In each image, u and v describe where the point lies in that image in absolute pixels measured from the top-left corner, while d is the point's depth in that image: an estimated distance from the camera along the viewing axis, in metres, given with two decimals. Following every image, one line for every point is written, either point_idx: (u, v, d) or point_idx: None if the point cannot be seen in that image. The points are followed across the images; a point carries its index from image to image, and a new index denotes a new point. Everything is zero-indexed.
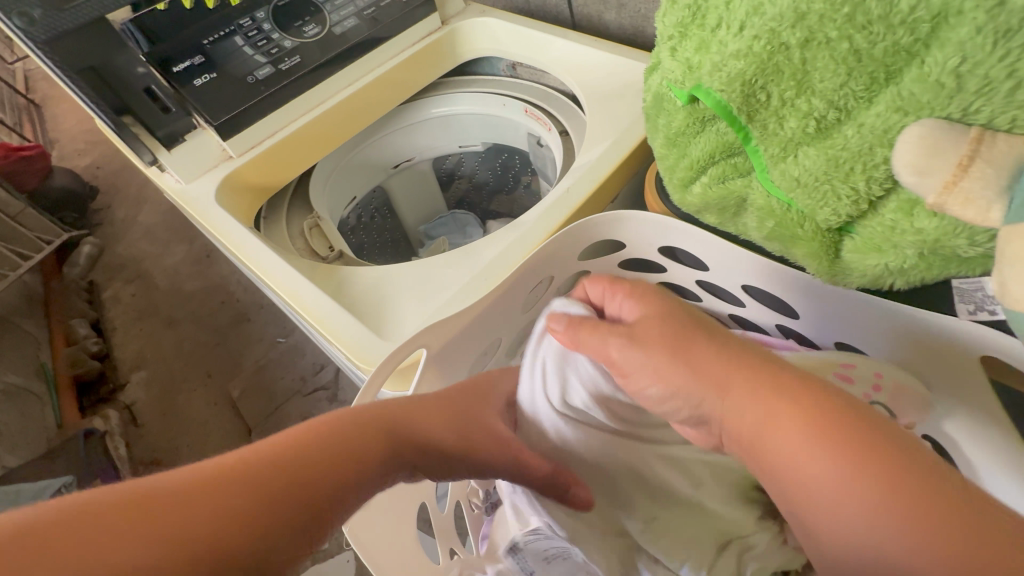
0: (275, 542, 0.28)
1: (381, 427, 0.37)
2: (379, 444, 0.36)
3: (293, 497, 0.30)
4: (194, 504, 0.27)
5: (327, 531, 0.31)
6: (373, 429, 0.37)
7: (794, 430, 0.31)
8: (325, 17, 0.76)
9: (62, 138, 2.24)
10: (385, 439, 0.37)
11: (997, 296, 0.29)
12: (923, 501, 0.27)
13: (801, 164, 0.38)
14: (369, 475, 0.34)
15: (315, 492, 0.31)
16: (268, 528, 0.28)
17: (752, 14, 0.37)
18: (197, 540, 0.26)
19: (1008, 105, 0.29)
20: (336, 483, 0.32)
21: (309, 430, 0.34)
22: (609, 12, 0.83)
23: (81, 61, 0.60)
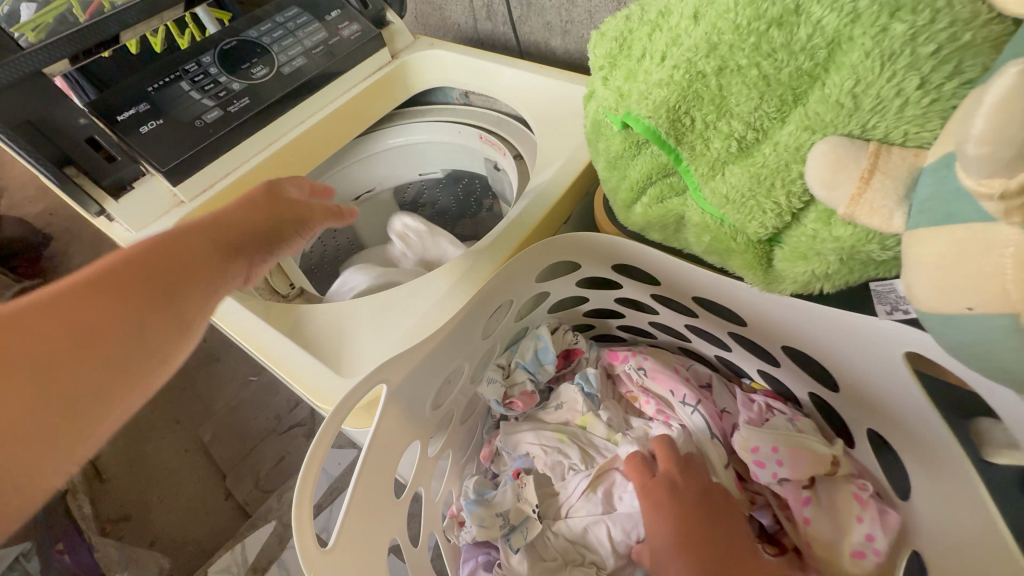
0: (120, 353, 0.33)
1: (179, 234, 0.41)
2: (142, 271, 0.36)
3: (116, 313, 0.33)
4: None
5: (170, 315, 0.35)
6: (166, 240, 0.39)
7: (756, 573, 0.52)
8: (273, 57, 0.77)
9: (12, 185, 2.16)
10: (156, 246, 0.38)
11: (906, 297, 0.31)
12: None
13: (728, 182, 0.40)
14: (175, 277, 0.37)
15: (141, 286, 0.35)
16: (79, 353, 0.31)
17: (671, 45, 0.40)
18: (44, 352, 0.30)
19: (899, 121, 0.32)
20: (128, 301, 0.34)
21: (32, 298, 0.31)
22: (555, 39, 0.86)
23: (18, 117, 0.59)
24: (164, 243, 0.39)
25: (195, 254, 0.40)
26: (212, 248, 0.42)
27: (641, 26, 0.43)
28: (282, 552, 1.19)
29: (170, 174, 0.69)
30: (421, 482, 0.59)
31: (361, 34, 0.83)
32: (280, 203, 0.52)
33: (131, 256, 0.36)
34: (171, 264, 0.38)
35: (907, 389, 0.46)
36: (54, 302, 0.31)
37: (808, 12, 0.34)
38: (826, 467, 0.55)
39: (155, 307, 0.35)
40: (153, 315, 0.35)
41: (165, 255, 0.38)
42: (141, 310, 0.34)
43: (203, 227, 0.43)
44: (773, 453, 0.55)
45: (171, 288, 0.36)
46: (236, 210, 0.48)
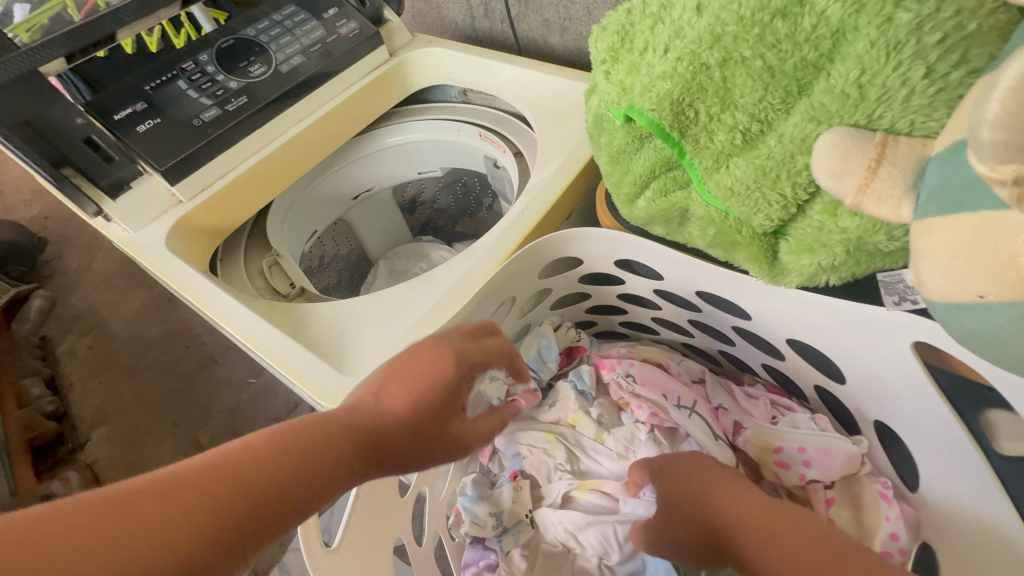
0: None
1: (354, 432, 0.35)
2: (278, 491, 0.30)
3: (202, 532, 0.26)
4: (142, 505, 0.26)
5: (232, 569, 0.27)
6: (341, 439, 0.34)
7: (732, 512, 0.44)
8: (270, 56, 0.76)
9: (6, 188, 2.15)
10: (319, 439, 0.33)
11: (914, 286, 0.31)
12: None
13: (732, 174, 0.40)
14: (280, 499, 0.30)
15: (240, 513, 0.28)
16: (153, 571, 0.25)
17: (674, 38, 0.39)
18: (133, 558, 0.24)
19: (905, 111, 0.32)
20: (240, 501, 0.28)
21: (203, 457, 0.29)
22: (554, 36, 0.86)
23: (15, 116, 0.58)
24: (329, 449, 0.33)
25: (334, 458, 0.33)
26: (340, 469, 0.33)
27: (644, 19, 0.42)
28: (284, 555, 1.18)
29: (169, 173, 0.68)
30: (425, 481, 0.59)
31: (359, 33, 0.82)
32: (459, 403, 0.44)
33: (283, 448, 0.31)
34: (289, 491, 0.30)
35: (913, 381, 0.45)
36: (190, 480, 0.28)
37: (813, 2, 0.33)
38: (855, 468, 0.56)
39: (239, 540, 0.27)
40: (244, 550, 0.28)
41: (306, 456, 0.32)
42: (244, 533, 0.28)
43: (389, 411, 0.38)
44: (784, 455, 0.59)
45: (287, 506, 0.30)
46: (437, 369, 0.42)
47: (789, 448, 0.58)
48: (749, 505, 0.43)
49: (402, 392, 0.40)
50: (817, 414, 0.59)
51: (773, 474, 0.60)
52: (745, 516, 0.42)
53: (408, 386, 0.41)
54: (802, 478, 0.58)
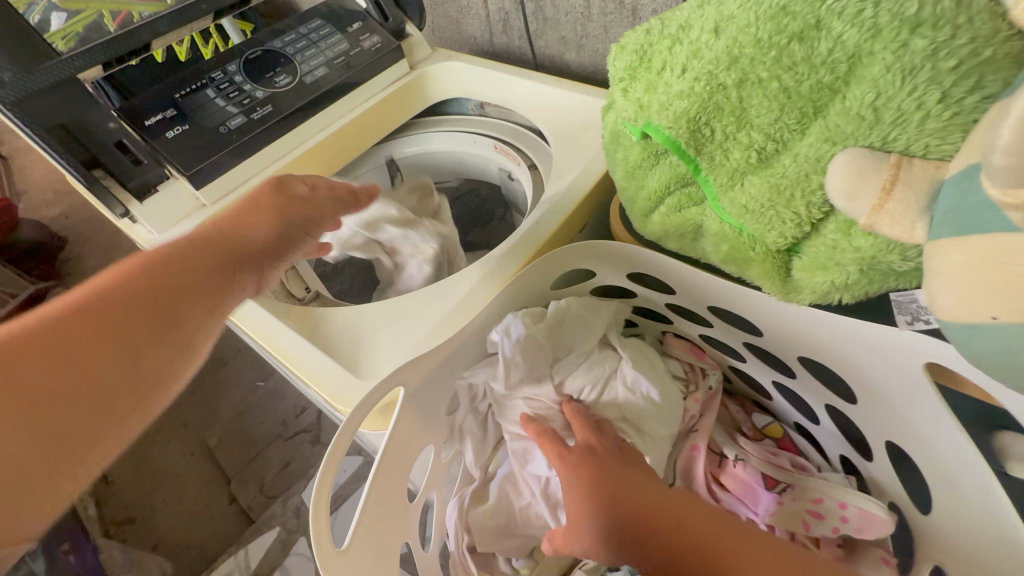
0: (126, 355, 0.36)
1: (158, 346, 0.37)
2: (129, 298, 0.37)
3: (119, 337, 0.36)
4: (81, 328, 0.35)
5: (149, 348, 0.37)
6: (158, 263, 0.41)
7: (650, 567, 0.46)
8: (296, 67, 0.79)
9: (31, 189, 2.20)
10: (159, 285, 0.40)
11: (927, 306, 0.32)
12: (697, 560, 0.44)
13: (747, 192, 0.41)
14: (154, 307, 0.38)
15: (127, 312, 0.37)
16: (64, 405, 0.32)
17: (691, 58, 0.40)
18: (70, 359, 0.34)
19: (920, 134, 0.32)
20: (137, 316, 0.37)
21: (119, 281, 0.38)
22: (570, 52, 0.88)
23: (53, 119, 0.60)
24: (161, 272, 0.40)
25: (192, 263, 0.43)
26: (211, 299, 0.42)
27: (662, 39, 0.43)
28: (285, 560, 1.18)
29: (194, 177, 0.70)
30: (433, 487, 0.60)
31: (381, 46, 0.84)
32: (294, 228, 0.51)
33: (123, 281, 0.38)
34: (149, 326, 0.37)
35: (927, 404, 0.45)
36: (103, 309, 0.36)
37: (829, 27, 0.34)
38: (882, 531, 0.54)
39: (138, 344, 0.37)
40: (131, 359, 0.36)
41: (155, 278, 0.40)
42: (130, 348, 0.36)
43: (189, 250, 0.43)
44: (822, 506, 0.57)
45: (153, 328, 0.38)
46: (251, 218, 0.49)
47: (828, 500, 0.57)
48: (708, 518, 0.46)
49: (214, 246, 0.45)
50: (850, 477, 0.61)
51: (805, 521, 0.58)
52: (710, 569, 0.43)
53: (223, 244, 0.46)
54: (835, 528, 0.57)
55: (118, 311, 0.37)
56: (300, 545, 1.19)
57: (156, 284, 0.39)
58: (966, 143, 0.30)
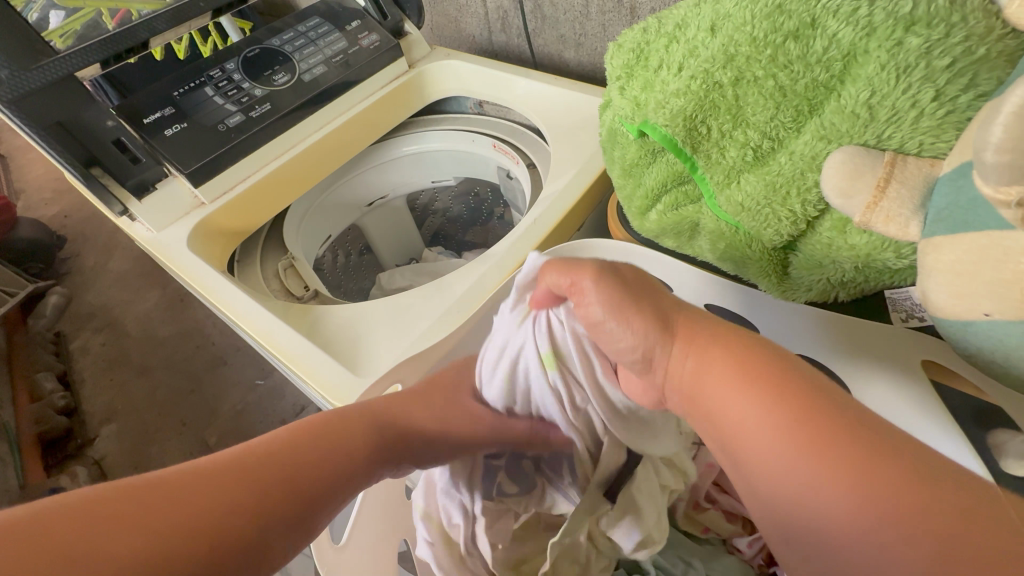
0: (230, 539, 0.35)
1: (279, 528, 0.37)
2: (285, 463, 0.39)
3: (242, 506, 0.36)
4: (207, 488, 0.36)
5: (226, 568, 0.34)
6: (314, 437, 0.42)
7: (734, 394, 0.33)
8: (294, 65, 0.79)
9: (28, 188, 2.20)
10: (297, 468, 0.40)
11: (922, 304, 0.33)
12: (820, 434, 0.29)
13: (743, 190, 0.41)
14: (271, 500, 0.37)
15: (256, 488, 0.37)
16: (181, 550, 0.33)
17: (688, 56, 0.40)
18: (189, 517, 0.34)
19: (915, 132, 0.33)
20: (268, 488, 0.38)
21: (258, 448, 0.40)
22: (569, 51, 0.88)
23: (51, 117, 0.60)
24: (313, 445, 0.41)
25: (343, 438, 0.43)
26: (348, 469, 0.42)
27: (659, 38, 0.43)
28: None
29: (192, 176, 0.70)
30: None
31: (380, 44, 0.84)
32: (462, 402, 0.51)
33: (280, 448, 0.40)
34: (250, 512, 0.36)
35: None
36: (233, 474, 0.37)
37: (824, 25, 0.35)
38: None
39: (254, 523, 0.36)
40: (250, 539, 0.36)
41: (303, 453, 0.41)
42: (250, 520, 0.36)
43: (345, 420, 0.44)
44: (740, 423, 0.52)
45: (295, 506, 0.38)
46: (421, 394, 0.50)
47: None
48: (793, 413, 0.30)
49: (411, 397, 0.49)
50: None
51: None
52: (747, 392, 0.32)
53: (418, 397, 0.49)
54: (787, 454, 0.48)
55: (249, 496, 0.37)
56: None
57: (300, 453, 0.40)
58: (959, 141, 0.31)
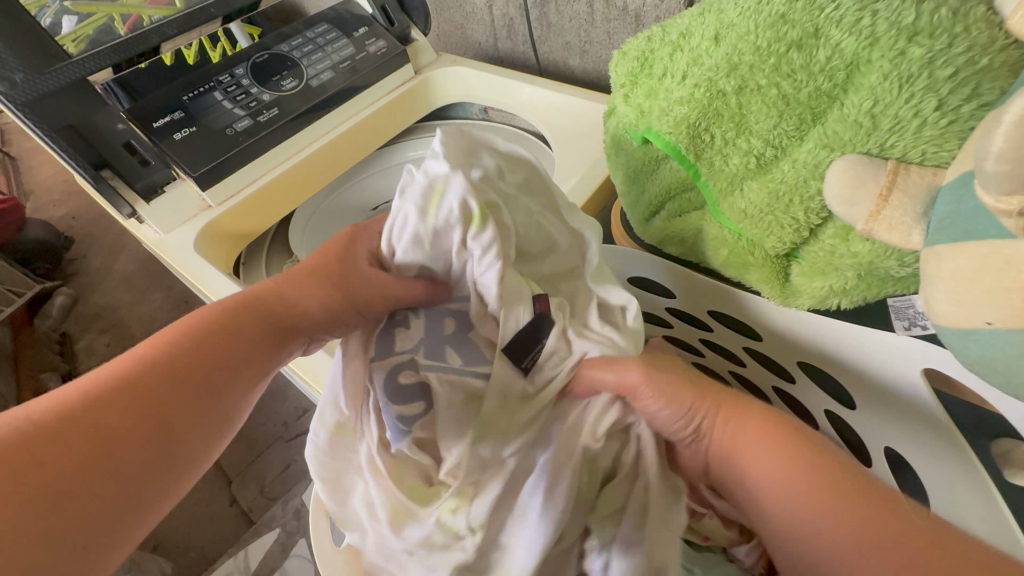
0: (124, 468, 0.34)
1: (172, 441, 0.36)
2: (179, 370, 0.38)
3: (125, 434, 0.34)
4: (74, 422, 0.33)
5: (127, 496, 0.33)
6: (212, 332, 0.41)
7: (776, 470, 0.39)
8: (302, 71, 0.80)
9: (37, 188, 2.22)
10: (168, 378, 0.37)
11: (924, 312, 0.33)
12: (842, 500, 0.36)
13: (746, 198, 0.41)
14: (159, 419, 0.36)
15: (135, 411, 0.35)
16: (81, 476, 0.32)
17: (692, 65, 0.41)
18: (66, 454, 0.32)
19: (918, 141, 0.33)
20: (144, 408, 0.36)
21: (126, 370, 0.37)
22: (574, 58, 0.88)
23: (62, 120, 0.61)
24: (200, 347, 0.40)
25: (229, 334, 0.41)
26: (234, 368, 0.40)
27: (663, 46, 0.44)
28: (284, 561, 1.18)
29: (200, 179, 0.71)
30: None
31: (387, 51, 0.85)
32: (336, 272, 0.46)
33: (156, 359, 0.38)
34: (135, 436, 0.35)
35: (923, 409, 0.46)
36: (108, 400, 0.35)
37: (828, 35, 0.35)
38: None
39: (142, 450, 0.35)
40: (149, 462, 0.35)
41: (173, 362, 0.38)
42: (136, 443, 0.34)
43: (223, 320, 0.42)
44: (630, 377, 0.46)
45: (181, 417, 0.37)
46: (296, 274, 0.47)
47: None
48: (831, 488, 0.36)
49: (297, 274, 0.46)
50: None
51: None
52: (790, 468, 0.38)
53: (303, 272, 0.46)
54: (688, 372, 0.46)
55: (126, 424, 0.35)
56: (300, 547, 1.19)
57: (172, 365, 0.38)
58: (962, 151, 0.31)
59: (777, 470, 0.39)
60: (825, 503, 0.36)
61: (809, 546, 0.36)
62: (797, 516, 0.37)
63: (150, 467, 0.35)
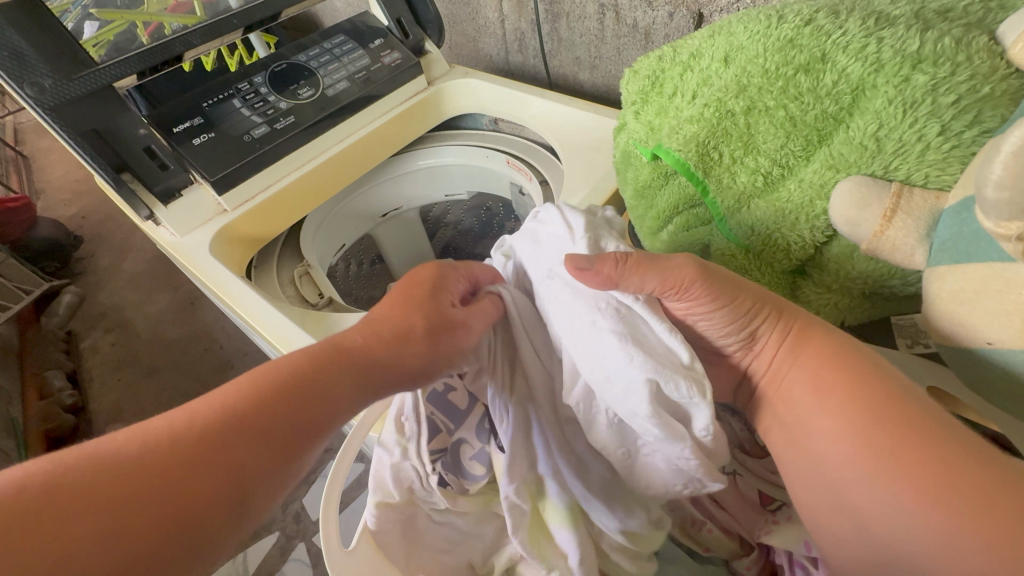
0: (185, 527, 0.31)
1: (235, 500, 0.33)
2: (252, 422, 0.35)
3: (190, 489, 0.32)
4: (137, 475, 0.32)
5: (186, 558, 0.31)
6: (293, 376, 0.38)
7: (830, 404, 0.38)
8: (318, 80, 0.82)
9: (48, 188, 2.26)
10: (242, 429, 0.35)
11: (926, 330, 0.34)
12: (899, 437, 0.35)
13: (753, 215, 0.42)
14: (226, 471, 0.33)
15: (203, 465, 0.33)
16: (138, 532, 0.30)
17: (702, 85, 0.42)
18: (126, 507, 0.30)
19: (921, 164, 0.34)
20: (213, 462, 0.33)
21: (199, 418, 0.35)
22: (583, 72, 0.90)
23: (87, 124, 0.63)
24: (274, 398, 0.36)
25: (311, 380, 0.38)
26: (308, 418, 0.37)
27: (674, 66, 0.45)
28: (283, 565, 1.17)
29: (217, 184, 0.72)
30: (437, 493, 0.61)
31: (401, 62, 0.87)
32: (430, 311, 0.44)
33: (231, 408, 0.35)
34: (198, 491, 0.32)
35: None
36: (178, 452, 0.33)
37: (834, 60, 0.36)
38: None
39: (202, 510, 0.32)
40: (209, 523, 0.32)
41: (251, 412, 0.36)
42: (197, 500, 0.32)
43: (307, 366, 0.39)
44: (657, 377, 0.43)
45: (248, 472, 0.34)
46: (387, 309, 0.45)
47: None
48: (882, 428, 0.36)
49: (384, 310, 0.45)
50: None
51: (805, 545, 0.52)
52: (838, 404, 0.38)
53: (389, 310, 0.45)
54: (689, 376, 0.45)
55: (190, 479, 0.32)
56: (299, 551, 1.18)
57: (245, 416, 0.35)
58: (964, 175, 0.32)
59: (830, 407, 0.38)
60: (877, 445, 0.36)
61: (849, 485, 0.37)
62: (837, 459, 0.37)
63: (206, 526, 0.32)
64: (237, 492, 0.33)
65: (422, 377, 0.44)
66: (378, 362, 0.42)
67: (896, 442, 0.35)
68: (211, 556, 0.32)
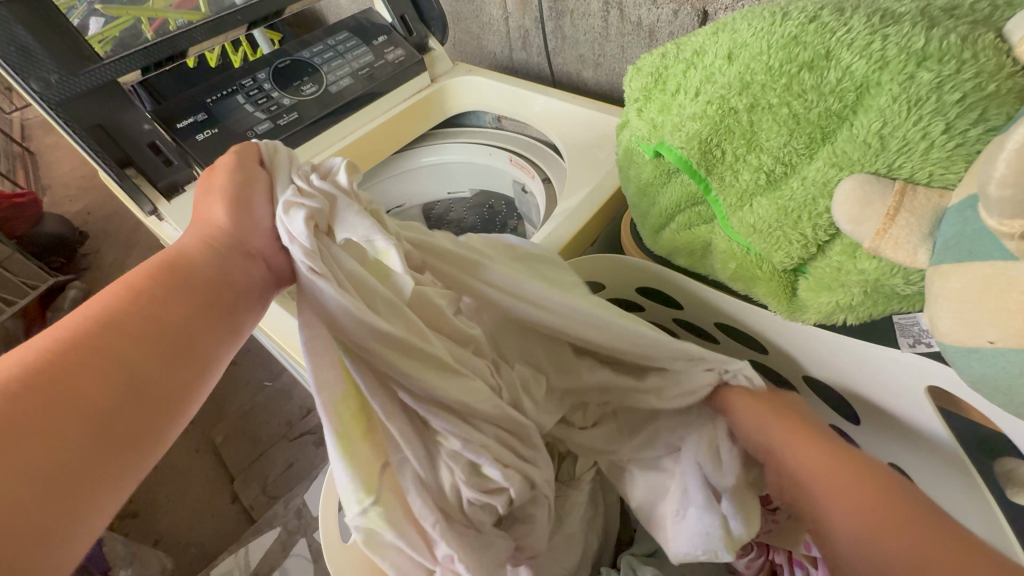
0: (96, 437, 0.30)
1: (144, 403, 0.32)
2: (134, 329, 0.33)
3: (84, 402, 0.30)
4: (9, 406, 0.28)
5: (108, 470, 0.29)
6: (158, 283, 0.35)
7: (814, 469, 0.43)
8: (322, 77, 0.82)
9: (54, 184, 2.27)
10: (120, 335, 0.32)
11: (929, 330, 0.34)
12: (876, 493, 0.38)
13: (755, 213, 0.42)
14: (114, 374, 0.31)
15: (90, 376, 0.30)
16: (41, 455, 0.28)
17: (705, 82, 0.42)
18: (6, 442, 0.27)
19: (925, 162, 0.34)
20: (96, 373, 0.31)
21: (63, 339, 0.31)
22: (587, 70, 0.90)
23: (92, 119, 0.63)
24: (123, 313, 0.33)
25: (179, 282, 0.36)
26: (193, 317, 0.36)
27: (677, 63, 0.45)
28: (284, 560, 1.18)
29: None
30: None
31: (405, 59, 0.87)
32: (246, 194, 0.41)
33: (103, 321, 0.33)
34: (93, 404, 0.30)
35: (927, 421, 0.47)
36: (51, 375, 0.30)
37: (839, 57, 0.36)
38: None
39: (108, 418, 0.30)
40: (123, 430, 0.31)
41: (125, 321, 0.33)
42: (95, 414, 0.30)
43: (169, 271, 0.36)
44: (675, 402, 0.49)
45: (146, 378, 0.32)
46: (206, 204, 0.40)
47: None
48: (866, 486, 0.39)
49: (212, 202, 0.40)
50: None
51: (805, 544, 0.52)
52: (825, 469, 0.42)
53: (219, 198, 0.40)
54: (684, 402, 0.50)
55: (82, 393, 0.30)
56: (300, 546, 1.19)
57: (120, 324, 0.33)
58: (968, 174, 0.32)
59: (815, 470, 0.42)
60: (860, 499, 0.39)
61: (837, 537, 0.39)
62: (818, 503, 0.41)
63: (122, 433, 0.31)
64: (144, 395, 0.32)
65: (267, 277, 0.40)
66: (236, 245, 0.39)
67: (872, 495, 0.38)
68: (133, 465, 0.31)
